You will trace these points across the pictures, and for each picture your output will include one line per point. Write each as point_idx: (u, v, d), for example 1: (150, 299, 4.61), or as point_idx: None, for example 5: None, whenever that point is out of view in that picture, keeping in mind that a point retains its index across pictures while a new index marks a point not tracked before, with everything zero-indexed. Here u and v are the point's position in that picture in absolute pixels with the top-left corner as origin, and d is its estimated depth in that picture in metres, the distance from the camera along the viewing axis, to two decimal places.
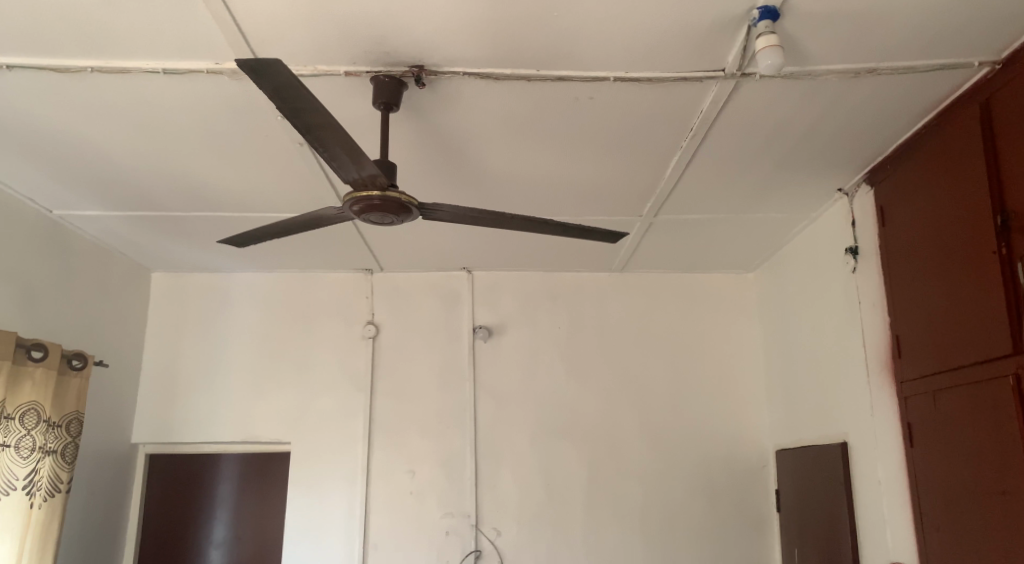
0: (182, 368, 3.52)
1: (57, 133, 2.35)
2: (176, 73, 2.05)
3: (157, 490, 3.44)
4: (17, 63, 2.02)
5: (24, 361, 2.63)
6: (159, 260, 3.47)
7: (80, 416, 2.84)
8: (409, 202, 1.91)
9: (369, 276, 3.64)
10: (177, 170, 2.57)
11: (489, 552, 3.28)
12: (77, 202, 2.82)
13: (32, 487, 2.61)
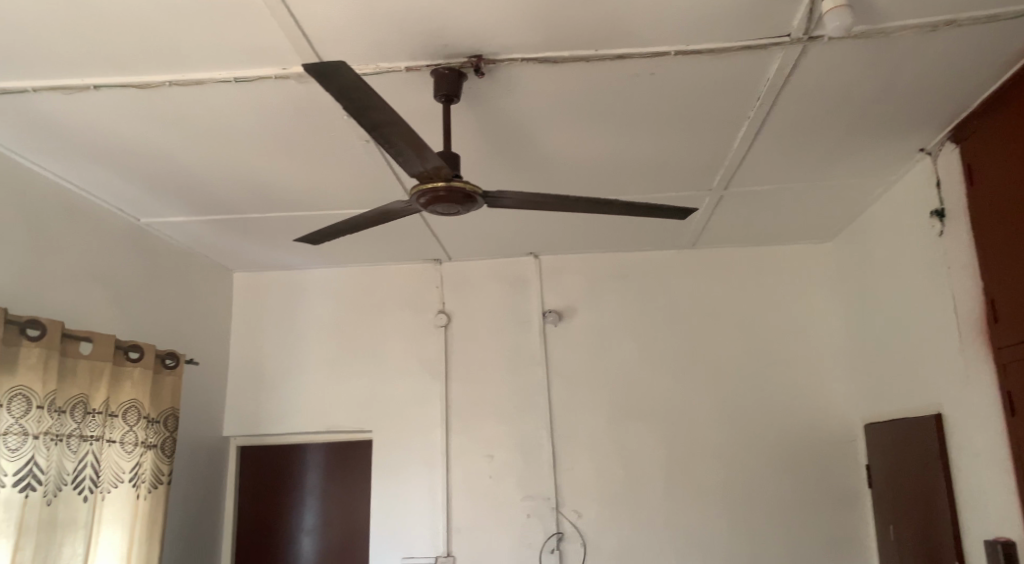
0: (265, 365, 3.64)
1: (139, 145, 2.45)
2: (245, 81, 2.11)
3: (248, 481, 3.57)
4: (101, 83, 2.11)
5: (123, 362, 2.76)
6: (238, 261, 3.59)
7: (177, 411, 2.96)
8: (474, 191, 1.91)
9: (438, 266, 3.68)
10: (250, 174, 2.65)
11: (571, 533, 3.29)
12: (160, 209, 2.94)
13: (138, 479, 2.74)
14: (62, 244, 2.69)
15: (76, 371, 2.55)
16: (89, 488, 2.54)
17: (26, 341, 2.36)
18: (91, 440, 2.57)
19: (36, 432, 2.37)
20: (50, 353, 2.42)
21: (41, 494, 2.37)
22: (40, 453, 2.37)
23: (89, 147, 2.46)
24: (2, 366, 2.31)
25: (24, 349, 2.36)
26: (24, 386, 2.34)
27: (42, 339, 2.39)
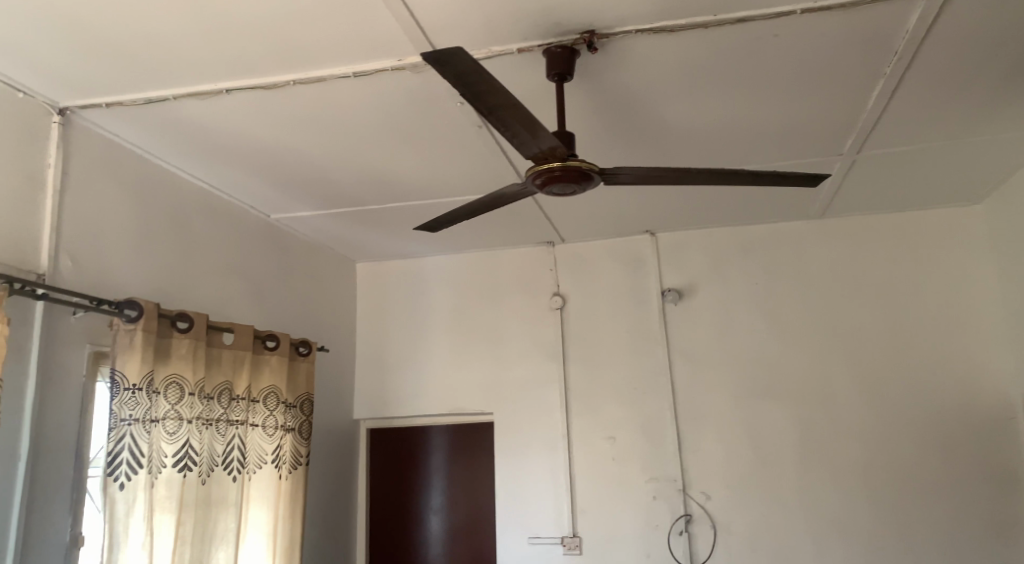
0: (390, 350, 3.78)
1: (267, 144, 2.56)
2: (364, 74, 2.17)
3: (378, 462, 3.71)
4: (233, 86, 2.22)
5: (262, 350, 2.92)
6: (360, 251, 3.73)
7: (311, 396, 3.11)
8: (590, 168, 1.89)
9: (552, 248, 3.68)
10: (369, 166, 2.73)
11: (699, 515, 3.24)
12: (288, 204, 3.08)
13: (279, 459, 2.90)
14: (204, 242, 2.86)
15: (221, 359, 2.72)
16: (238, 469, 2.70)
17: (177, 332, 2.53)
18: (236, 424, 2.73)
19: (190, 416, 2.53)
20: (198, 343, 2.58)
21: (196, 474, 2.53)
22: (195, 436, 2.53)
23: (223, 149, 2.60)
24: (157, 357, 2.48)
25: (175, 340, 2.52)
26: (177, 374, 2.50)
27: (191, 330, 2.55)
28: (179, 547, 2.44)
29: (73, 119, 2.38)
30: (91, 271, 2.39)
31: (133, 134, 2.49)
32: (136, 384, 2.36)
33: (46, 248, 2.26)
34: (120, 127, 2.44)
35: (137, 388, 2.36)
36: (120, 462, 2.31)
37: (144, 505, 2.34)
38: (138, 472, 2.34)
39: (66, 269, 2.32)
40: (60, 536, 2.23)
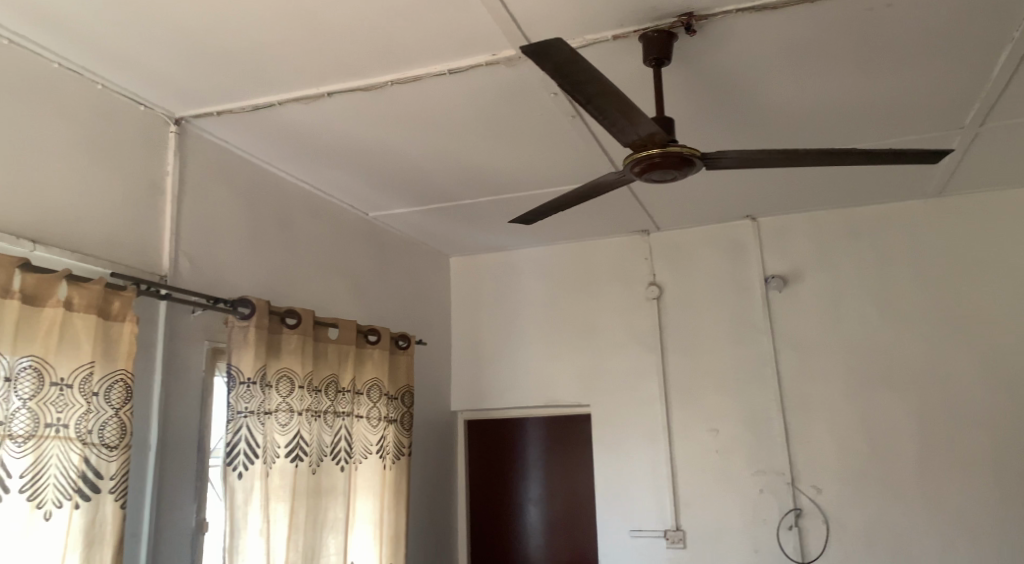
0: (486, 343, 3.83)
1: (367, 143, 2.63)
2: (459, 71, 2.19)
3: (477, 454, 3.77)
4: (334, 89, 2.28)
5: (364, 344, 3.00)
6: (454, 245, 3.79)
7: (412, 388, 3.18)
8: (691, 154, 1.85)
9: (647, 237, 3.64)
10: (465, 161, 2.77)
11: (810, 510, 3.15)
12: (386, 202, 3.16)
13: (383, 450, 2.98)
14: (308, 241, 2.95)
15: (328, 353, 2.81)
16: (345, 459, 2.78)
17: (286, 328, 2.63)
18: (343, 415, 2.81)
19: (300, 409, 2.62)
20: (306, 338, 2.67)
21: (308, 464, 2.62)
22: (305, 427, 2.62)
23: (325, 150, 2.68)
24: (269, 352, 2.58)
25: (285, 336, 2.63)
26: (287, 368, 2.60)
27: (299, 326, 2.65)
28: (294, 534, 2.53)
29: (187, 128, 2.46)
30: (208, 270, 2.48)
31: (241, 139, 2.57)
32: (251, 378, 2.46)
33: (167, 252, 2.33)
34: (230, 133, 2.53)
35: (252, 381, 2.46)
36: (237, 453, 2.42)
37: (260, 494, 2.44)
38: (254, 462, 2.44)
39: (185, 269, 2.39)
40: (187, 522, 2.35)
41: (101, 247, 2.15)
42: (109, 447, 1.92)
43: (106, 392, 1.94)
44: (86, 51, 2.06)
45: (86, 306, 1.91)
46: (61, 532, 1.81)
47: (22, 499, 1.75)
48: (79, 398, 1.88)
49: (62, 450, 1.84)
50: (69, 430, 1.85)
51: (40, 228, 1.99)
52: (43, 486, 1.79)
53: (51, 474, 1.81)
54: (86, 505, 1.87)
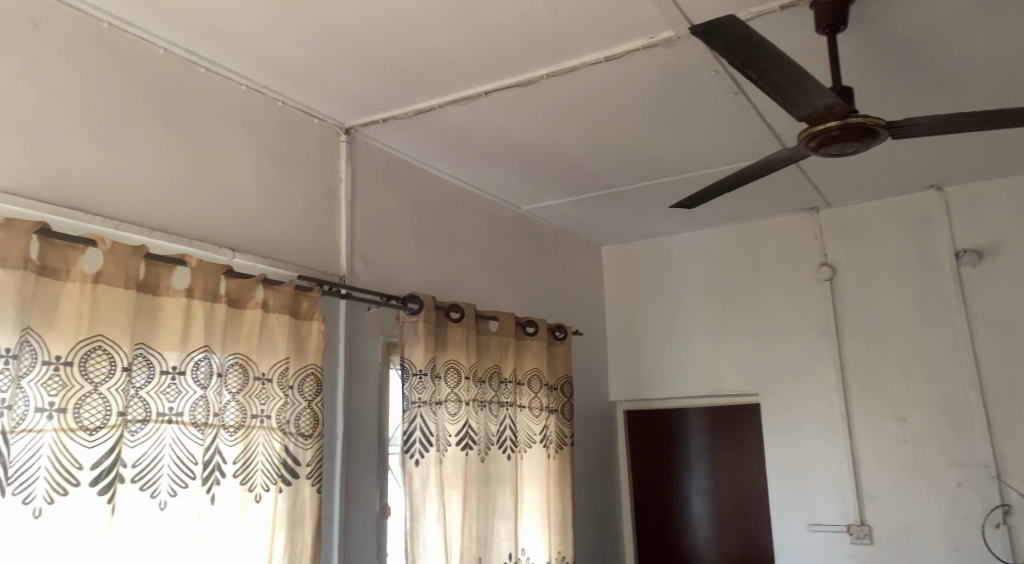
0: (646, 331, 3.79)
1: (527, 138, 2.65)
2: (616, 57, 2.15)
3: (640, 445, 3.75)
4: (492, 87, 2.29)
5: (522, 335, 3.04)
6: (609, 233, 3.77)
7: (570, 378, 3.20)
8: (875, 124, 1.73)
9: (817, 215, 3.46)
10: (626, 148, 2.74)
11: (1020, 506, 2.89)
12: (540, 194, 3.19)
13: (546, 439, 3.00)
14: (469, 236, 3.02)
15: (490, 345, 2.86)
16: (511, 448, 2.83)
17: (451, 322, 2.69)
18: (507, 406, 2.86)
19: (467, 399, 2.67)
20: (469, 331, 2.72)
21: (476, 452, 2.67)
22: (473, 417, 2.67)
23: (487, 147, 2.72)
24: (437, 345, 2.64)
25: (450, 329, 2.68)
26: (453, 360, 2.66)
27: (463, 320, 2.70)
28: (468, 520, 2.59)
29: (355, 136, 2.55)
30: (380, 269, 2.57)
31: (403, 142, 2.64)
32: (423, 369, 2.53)
33: (344, 253, 2.41)
34: (394, 137, 2.60)
35: (424, 373, 2.53)
36: (414, 441, 2.49)
37: (436, 481, 2.51)
38: (429, 450, 2.51)
39: (361, 271, 2.48)
40: (371, 506, 2.45)
41: (288, 252, 2.23)
42: (304, 436, 2.04)
43: (299, 385, 2.05)
44: (268, 72, 2.13)
45: (280, 307, 2.03)
46: (270, 515, 1.93)
47: (236, 483, 1.88)
48: (277, 391, 2.00)
49: (265, 439, 1.95)
50: (271, 421, 1.97)
51: (236, 238, 2.08)
52: (252, 472, 1.92)
53: (259, 460, 1.93)
54: (289, 489, 1.99)
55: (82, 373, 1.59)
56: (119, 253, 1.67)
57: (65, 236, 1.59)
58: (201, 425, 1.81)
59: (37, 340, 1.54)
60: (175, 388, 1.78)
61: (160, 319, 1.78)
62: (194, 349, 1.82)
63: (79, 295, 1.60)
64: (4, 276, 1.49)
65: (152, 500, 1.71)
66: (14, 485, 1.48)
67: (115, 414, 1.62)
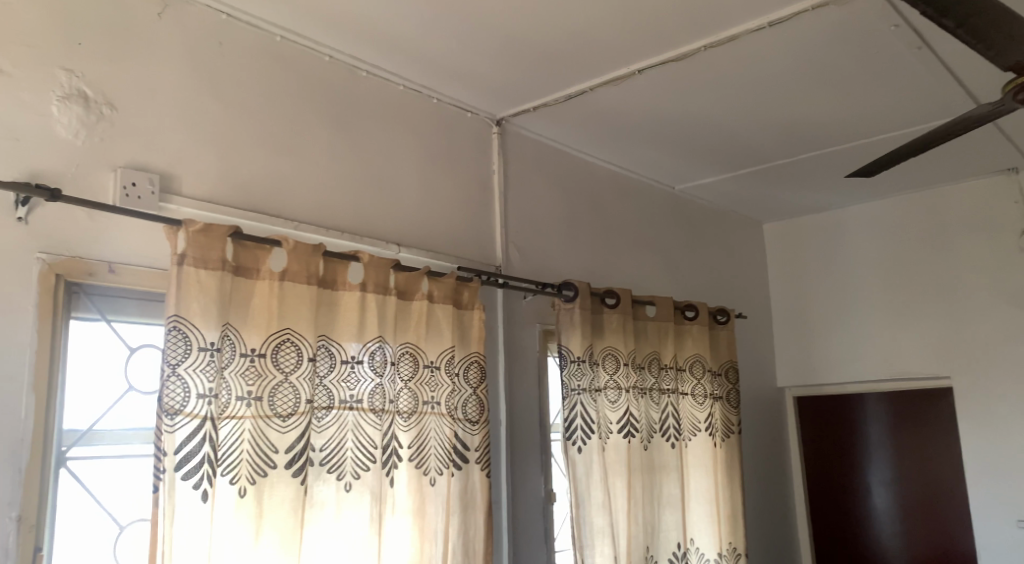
0: (818, 312, 3.61)
1: (691, 115, 2.58)
2: (781, 22, 2.06)
3: (813, 433, 3.59)
4: (644, 65, 2.25)
5: (682, 320, 2.98)
6: (770, 210, 3.63)
7: (735, 363, 3.10)
8: None
9: (1016, 177, 3.16)
10: (795, 117, 2.62)
11: None
12: (696, 173, 3.11)
13: (711, 427, 2.93)
14: (623, 221, 3.00)
15: (648, 330, 2.82)
16: (674, 436, 2.79)
17: (607, 308, 2.66)
18: (668, 393, 2.82)
19: (627, 386, 2.64)
20: (626, 317, 2.69)
21: (639, 440, 2.64)
22: (633, 405, 2.64)
23: (647, 128, 2.68)
24: (594, 332, 2.62)
25: (607, 316, 2.66)
26: (611, 347, 2.63)
27: (619, 306, 2.67)
28: (635, 510, 2.57)
29: (508, 127, 2.58)
30: (535, 258, 2.59)
31: (554, 129, 2.65)
32: (580, 356, 2.52)
33: (499, 243, 2.46)
34: (545, 126, 2.62)
35: (582, 359, 2.52)
36: (575, 428, 2.49)
37: (600, 468, 2.49)
38: (591, 437, 2.50)
39: (516, 260, 2.52)
40: (537, 492, 2.49)
41: (448, 245, 2.31)
42: (472, 422, 2.10)
43: (465, 372, 2.12)
44: (426, 71, 2.20)
45: (444, 298, 2.10)
46: (443, 498, 2.01)
47: (411, 467, 1.98)
48: (445, 379, 2.07)
49: (436, 424, 2.04)
50: (441, 407, 2.05)
51: (401, 233, 2.17)
52: (426, 456, 2.00)
53: (431, 445, 2.02)
54: (460, 474, 2.06)
55: (274, 363, 1.72)
56: (301, 252, 1.78)
57: (254, 237, 1.72)
58: (379, 411, 1.91)
59: (235, 334, 1.68)
60: (353, 376, 1.88)
61: (338, 312, 1.89)
62: (369, 339, 1.92)
63: (269, 291, 1.73)
64: (206, 277, 1.62)
65: (339, 482, 1.82)
66: (223, 466, 1.62)
67: (304, 401, 1.74)
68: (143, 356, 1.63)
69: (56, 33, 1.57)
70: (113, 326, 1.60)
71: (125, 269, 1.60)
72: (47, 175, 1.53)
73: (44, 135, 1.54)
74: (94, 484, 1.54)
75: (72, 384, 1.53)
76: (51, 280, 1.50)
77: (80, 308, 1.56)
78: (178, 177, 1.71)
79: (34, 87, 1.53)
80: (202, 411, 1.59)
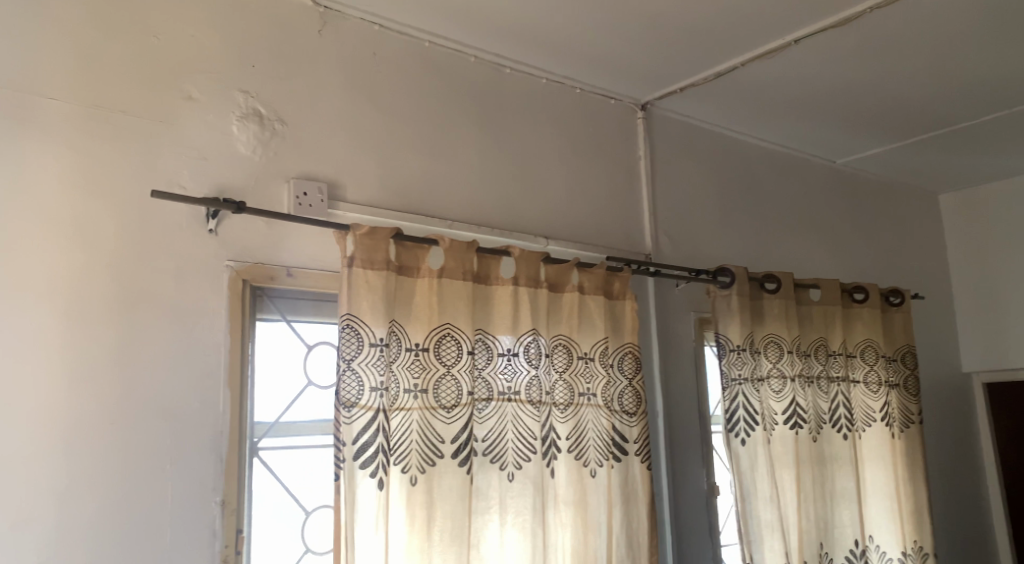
0: (1007, 288, 3.32)
1: (853, 84, 2.45)
2: None
3: (1008, 422, 3.30)
4: (802, 34, 2.15)
5: (851, 304, 2.83)
6: (946, 179, 3.37)
7: (913, 347, 2.90)
8: None
9: None
10: (972, 76, 2.42)
11: None
12: (860, 145, 2.95)
13: (888, 417, 2.77)
14: (780, 201, 2.89)
15: (813, 315, 2.70)
16: (847, 427, 2.65)
17: (767, 293, 2.57)
18: (838, 381, 2.69)
19: (792, 375, 2.54)
20: (788, 302, 2.58)
21: (808, 432, 2.53)
22: (800, 394, 2.53)
23: (804, 102, 2.56)
24: (754, 319, 2.54)
25: (767, 301, 2.57)
26: (773, 334, 2.54)
27: (780, 291, 2.57)
28: (806, 504, 2.47)
29: (653, 112, 2.55)
30: (686, 244, 2.55)
31: (702, 110, 2.59)
32: (741, 345, 2.44)
33: (649, 231, 2.44)
34: (692, 108, 2.57)
35: (742, 348, 2.45)
36: (738, 419, 2.41)
37: (766, 460, 2.41)
38: (755, 429, 2.41)
39: (667, 248, 2.49)
40: (699, 484, 2.44)
41: (597, 236, 2.31)
42: (629, 413, 2.10)
43: (620, 363, 2.12)
44: (570, 62, 2.22)
45: (595, 288, 2.11)
46: (605, 489, 2.02)
47: (571, 458, 2.00)
48: (601, 370, 2.08)
49: (593, 416, 2.05)
50: (598, 398, 2.06)
51: (550, 226, 2.20)
52: (585, 447, 2.02)
53: (590, 437, 2.03)
54: (620, 465, 2.06)
55: (437, 357, 1.79)
56: (457, 249, 1.85)
57: (414, 237, 1.80)
58: (537, 402, 1.95)
59: (400, 330, 1.76)
60: (510, 368, 1.93)
61: (493, 307, 1.94)
62: (524, 331, 1.95)
63: (428, 289, 1.81)
64: (373, 277, 1.72)
65: (502, 472, 1.87)
66: (395, 456, 1.71)
67: (465, 394, 1.81)
68: (320, 353, 1.76)
69: (231, 57, 1.71)
70: (292, 326, 1.73)
71: (301, 273, 1.73)
72: (230, 188, 1.67)
73: (226, 151, 1.67)
74: (282, 472, 1.67)
75: (259, 380, 1.66)
76: (239, 285, 1.64)
77: (263, 310, 1.69)
78: (342, 183, 1.82)
79: (217, 108, 1.68)
80: (374, 403, 1.68)
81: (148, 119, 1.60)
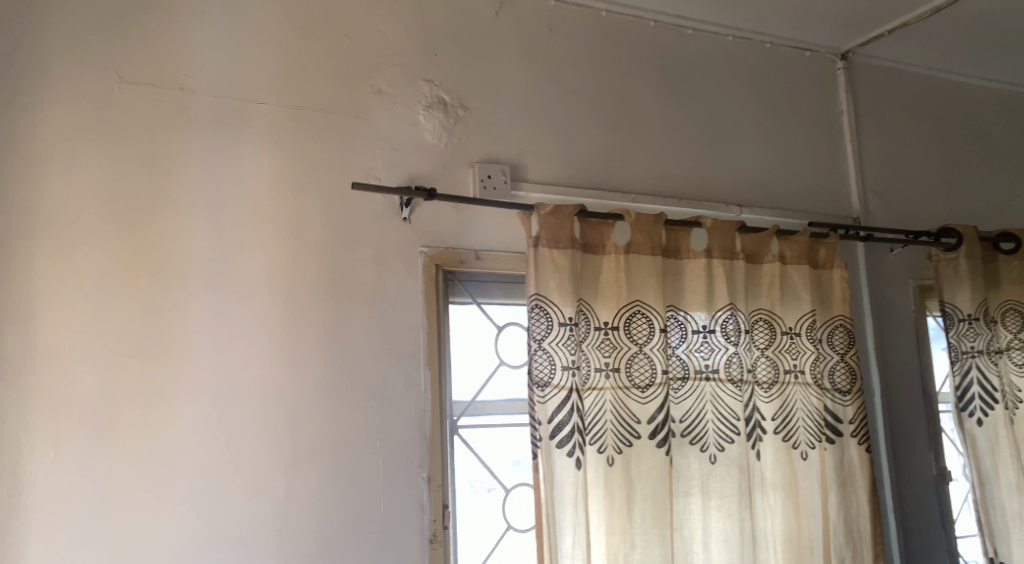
0: None
1: None
2: None
3: None
4: None
5: None
6: None
7: None
8: None
9: None
10: None
11: None
12: None
13: None
14: (1014, 147, 2.55)
15: None
16: None
17: (1003, 255, 2.27)
18: None
19: None
20: None
21: None
22: None
23: None
24: (987, 284, 2.26)
25: (1003, 264, 2.27)
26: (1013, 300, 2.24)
27: (1020, 251, 2.26)
28: None
29: (856, 60, 2.33)
30: (900, 203, 2.32)
31: (915, 53, 2.34)
32: (972, 314, 2.18)
33: (856, 192, 2.24)
34: (902, 51, 2.32)
35: (974, 318, 2.18)
36: (971, 397, 2.16)
37: (1009, 443, 2.14)
38: (993, 408, 2.15)
39: (878, 209, 2.27)
40: (928, 470, 2.21)
41: (796, 201, 2.16)
42: (841, 392, 1.95)
43: (829, 338, 1.97)
44: (758, 16, 2.08)
45: (797, 257, 1.97)
46: (818, 473, 1.89)
47: (778, 440, 1.88)
48: (808, 345, 1.94)
49: (801, 394, 1.92)
50: (806, 375, 1.93)
51: (743, 193, 2.08)
52: (793, 429, 1.90)
53: (799, 417, 1.91)
54: (834, 448, 1.92)
55: (628, 336, 1.76)
56: (643, 224, 1.80)
57: (598, 214, 1.77)
58: (738, 381, 1.86)
59: (588, 308, 1.75)
60: (706, 345, 1.85)
61: (685, 281, 1.87)
62: (719, 307, 1.87)
63: (615, 266, 1.77)
64: (559, 256, 1.71)
65: (703, 454, 1.80)
66: (590, 436, 1.70)
67: (660, 372, 1.76)
68: (510, 334, 1.79)
69: (414, 49, 1.77)
70: (483, 308, 1.77)
71: (489, 256, 1.76)
72: (420, 176, 1.73)
73: (414, 140, 1.74)
74: (482, 451, 1.72)
75: (455, 361, 1.72)
76: (432, 270, 1.71)
77: (455, 293, 1.75)
78: (525, 164, 1.83)
79: (404, 99, 1.75)
80: (567, 382, 1.68)
81: (343, 115, 1.69)
